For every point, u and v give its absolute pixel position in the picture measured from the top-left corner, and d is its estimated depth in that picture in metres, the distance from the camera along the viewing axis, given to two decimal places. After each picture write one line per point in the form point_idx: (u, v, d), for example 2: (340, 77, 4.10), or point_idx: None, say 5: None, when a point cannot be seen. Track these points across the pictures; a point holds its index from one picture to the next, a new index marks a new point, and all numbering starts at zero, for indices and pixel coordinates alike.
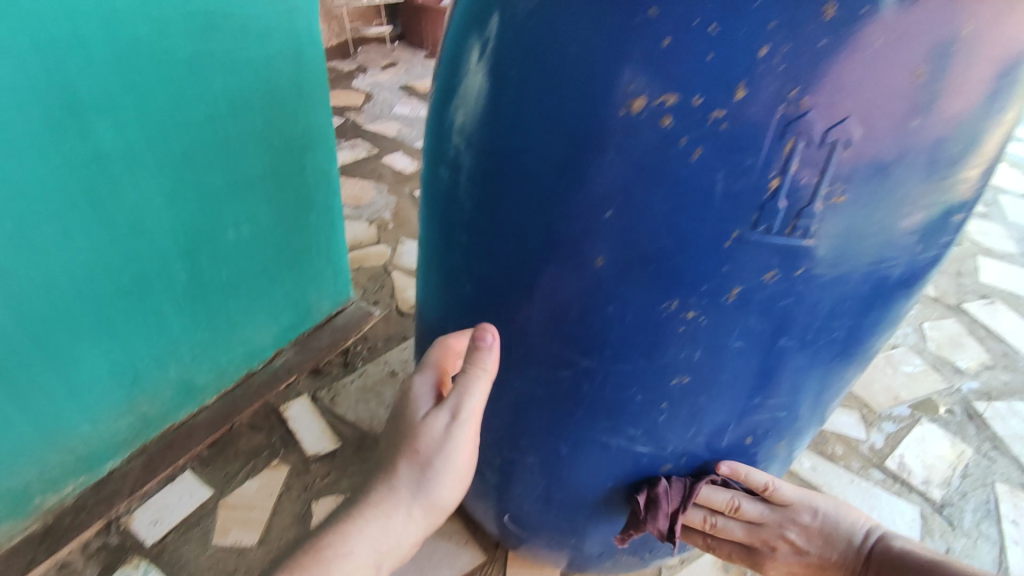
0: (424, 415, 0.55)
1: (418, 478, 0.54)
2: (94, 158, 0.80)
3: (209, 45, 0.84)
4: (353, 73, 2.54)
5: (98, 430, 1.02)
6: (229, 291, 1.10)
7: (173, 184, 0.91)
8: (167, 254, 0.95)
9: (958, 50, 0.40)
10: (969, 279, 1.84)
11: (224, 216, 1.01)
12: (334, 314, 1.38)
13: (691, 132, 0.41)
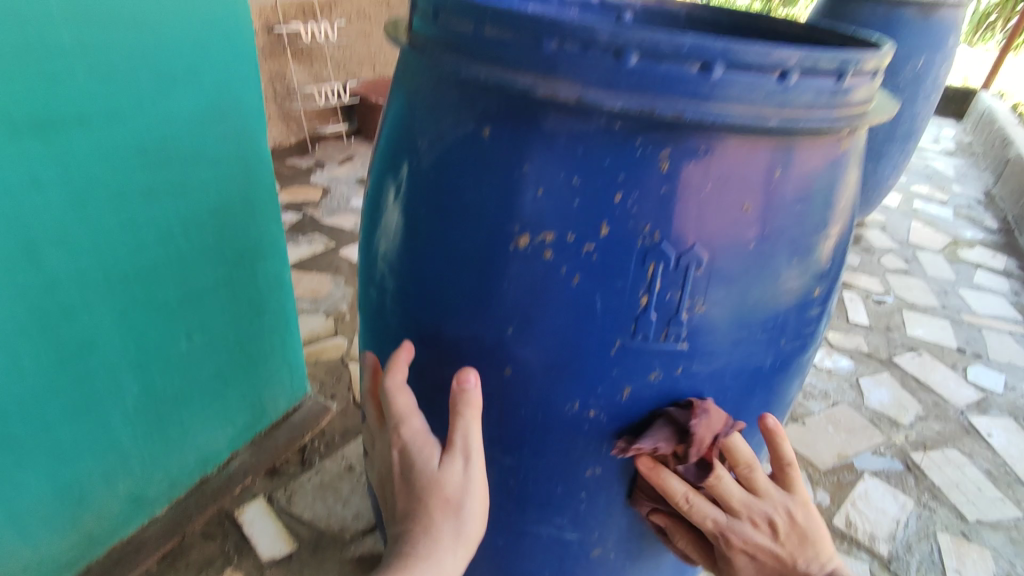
0: (437, 464, 0.54)
1: (455, 527, 0.52)
2: (44, 290, 0.84)
3: (158, 177, 0.92)
4: (312, 169, 2.66)
5: (41, 555, 1.00)
6: (183, 400, 1.12)
7: (125, 305, 0.95)
8: (118, 372, 0.98)
9: (776, 185, 0.50)
10: (898, 334, 1.97)
11: (176, 327, 1.04)
12: (292, 410, 1.40)
13: (571, 261, 0.49)
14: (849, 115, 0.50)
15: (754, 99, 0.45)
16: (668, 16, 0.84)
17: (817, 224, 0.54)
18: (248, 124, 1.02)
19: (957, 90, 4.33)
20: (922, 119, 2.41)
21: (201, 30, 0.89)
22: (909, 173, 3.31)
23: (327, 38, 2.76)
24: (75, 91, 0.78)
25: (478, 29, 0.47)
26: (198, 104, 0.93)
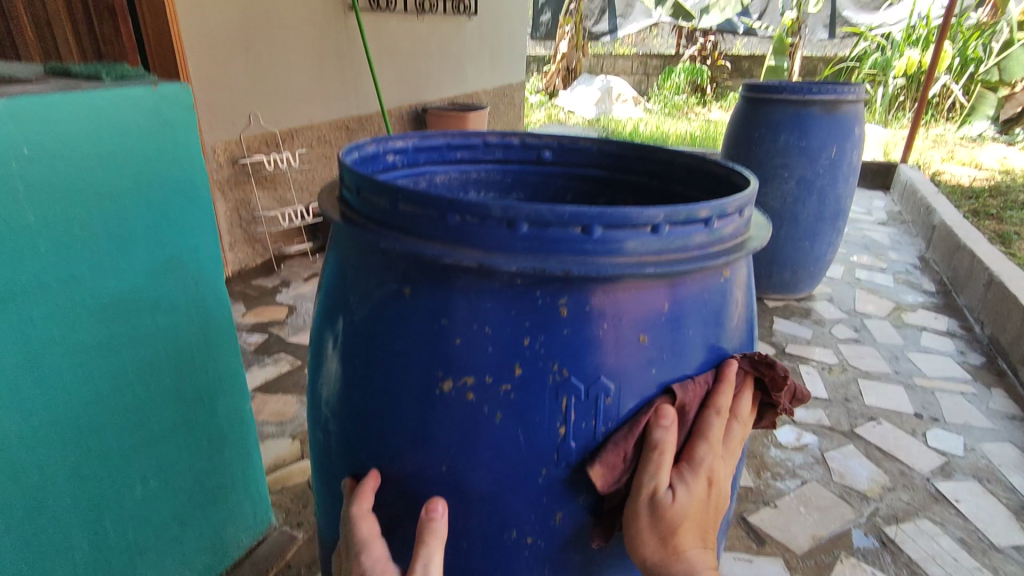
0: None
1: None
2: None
3: (116, 331, 0.95)
4: (277, 288, 2.72)
5: None
6: (137, 550, 1.08)
7: (79, 459, 0.95)
8: (69, 529, 0.96)
9: (668, 317, 0.56)
10: (856, 404, 2.03)
11: (131, 474, 1.04)
12: (256, 544, 1.36)
13: (491, 400, 0.54)
14: (724, 253, 0.58)
15: (633, 252, 0.52)
16: (582, 151, 0.95)
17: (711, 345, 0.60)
18: (206, 269, 1.08)
19: (879, 164, 4.71)
20: (847, 199, 2.61)
21: (156, 192, 0.96)
22: (848, 245, 3.53)
23: (290, 164, 2.92)
24: (37, 264, 0.82)
25: (394, 204, 0.54)
26: (158, 259, 0.98)
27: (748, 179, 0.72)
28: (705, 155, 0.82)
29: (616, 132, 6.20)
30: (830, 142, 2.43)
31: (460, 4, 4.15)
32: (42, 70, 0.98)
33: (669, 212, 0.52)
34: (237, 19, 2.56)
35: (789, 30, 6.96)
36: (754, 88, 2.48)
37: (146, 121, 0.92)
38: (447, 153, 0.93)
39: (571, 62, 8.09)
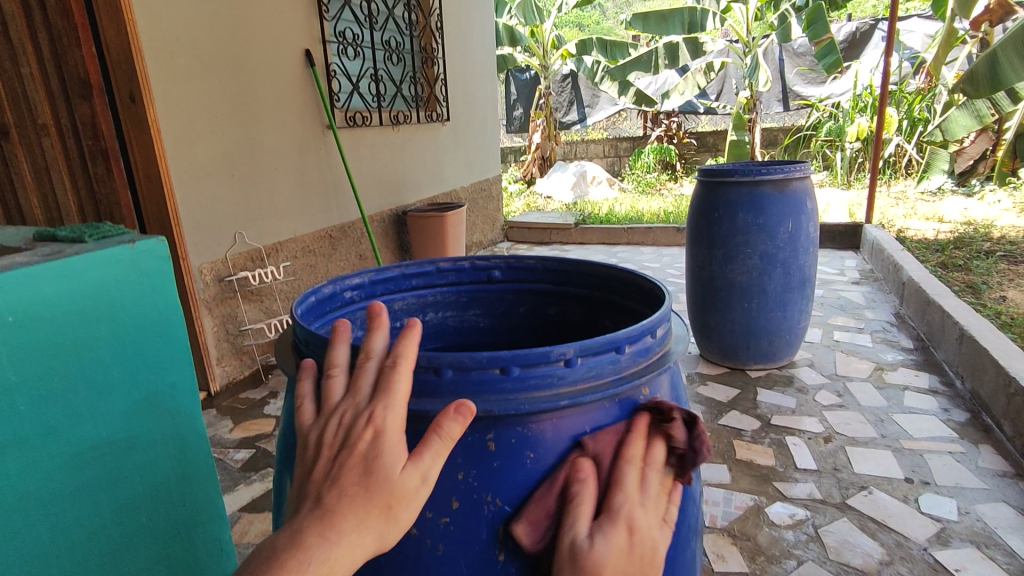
0: (400, 470, 0.51)
1: (383, 528, 0.50)
2: None
3: (96, 473, 0.98)
4: (266, 399, 2.73)
5: None
6: None
7: None
8: None
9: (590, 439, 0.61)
10: (846, 473, 2.02)
11: None
12: None
13: (433, 533, 0.58)
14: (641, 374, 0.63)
15: (551, 385, 0.58)
16: (526, 268, 1.03)
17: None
18: (181, 401, 1.12)
19: (847, 225, 4.89)
20: (811, 268, 2.72)
21: (134, 338, 1.02)
22: (824, 307, 3.61)
23: (275, 277, 3.02)
24: (17, 423, 0.86)
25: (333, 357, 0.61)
26: (134, 397, 1.03)
27: (666, 294, 0.79)
28: (634, 269, 0.90)
29: (593, 214, 6.43)
30: (786, 217, 2.56)
31: (433, 112, 4.45)
32: (31, 235, 1.07)
33: (578, 346, 0.58)
34: (221, 150, 2.74)
35: (746, 107, 7.41)
36: (709, 174, 2.64)
37: (124, 276, 1.00)
38: (403, 281, 1.01)
39: (546, 151, 8.51)
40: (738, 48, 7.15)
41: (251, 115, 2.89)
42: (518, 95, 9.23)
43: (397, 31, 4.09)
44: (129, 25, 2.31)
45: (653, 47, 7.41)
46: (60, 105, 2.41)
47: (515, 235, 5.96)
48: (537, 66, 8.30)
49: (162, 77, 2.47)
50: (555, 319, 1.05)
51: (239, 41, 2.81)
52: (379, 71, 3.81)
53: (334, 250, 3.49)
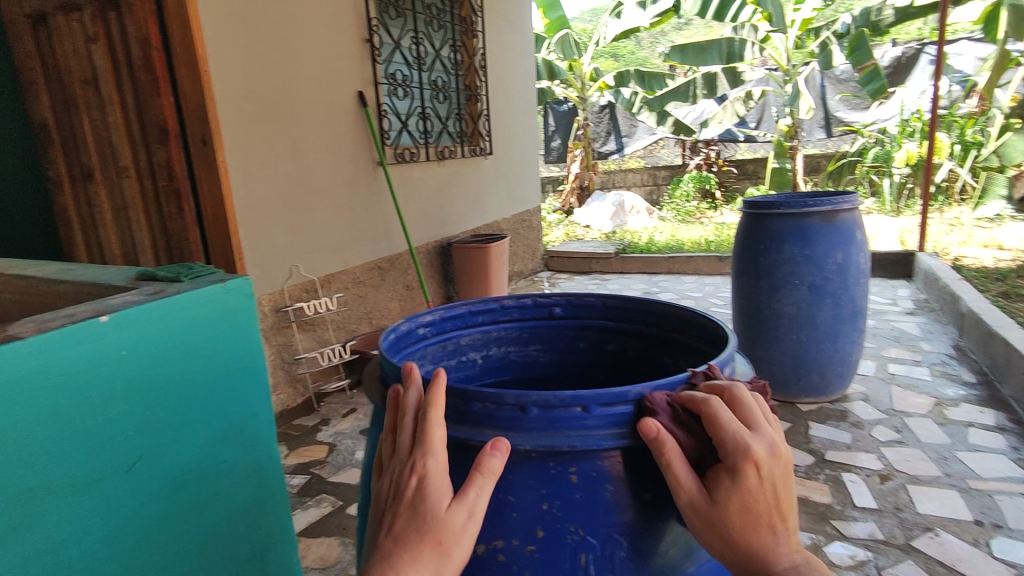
0: (445, 507, 0.57)
1: (439, 563, 0.56)
2: None
3: (184, 495, 1.05)
4: (318, 426, 2.83)
5: None
6: None
7: None
8: None
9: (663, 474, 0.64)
10: (910, 513, 1.95)
11: None
12: None
13: (518, 559, 0.62)
14: None
15: (627, 423, 0.62)
16: (586, 306, 1.08)
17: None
18: (259, 428, 1.19)
19: (898, 254, 4.77)
20: (863, 299, 2.67)
21: (222, 370, 1.10)
22: (877, 339, 3.51)
23: (329, 308, 3.14)
24: (122, 448, 0.94)
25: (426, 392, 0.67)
26: (219, 424, 1.10)
27: (730, 335, 0.82)
28: (694, 309, 0.94)
29: (633, 243, 6.45)
30: (834, 248, 2.54)
31: (476, 147, 4.59)
32: (133, 275, 1.18)
33: (652, 385, 0.63)
34: (279, 188, 2.90)
35: (787, 135, 7.35)
36: (753, 205, 2.65)
37: (213, 313, 1.08)
38: (470, 317, 1.06)
39: (584, 180, 8.61)
40: (778, 77, 7.15)
41: (306, 155, 3.05)
42: (556, 127, 9.40)
43: (444, 70, 4.26)
44: (204, 76, 2.50)
45: (692, 78, 7.48)
46: (139, 149, 2.60)
47: (555, 264, 6.02)
48: (575, 98, 8.46)
49: (230, 122, 2.64)
50: (613, 354, 1.08)
51: (297, 86, 2.99)
52: (426, 110, 3.96)
53: (383, 281, 3.61)
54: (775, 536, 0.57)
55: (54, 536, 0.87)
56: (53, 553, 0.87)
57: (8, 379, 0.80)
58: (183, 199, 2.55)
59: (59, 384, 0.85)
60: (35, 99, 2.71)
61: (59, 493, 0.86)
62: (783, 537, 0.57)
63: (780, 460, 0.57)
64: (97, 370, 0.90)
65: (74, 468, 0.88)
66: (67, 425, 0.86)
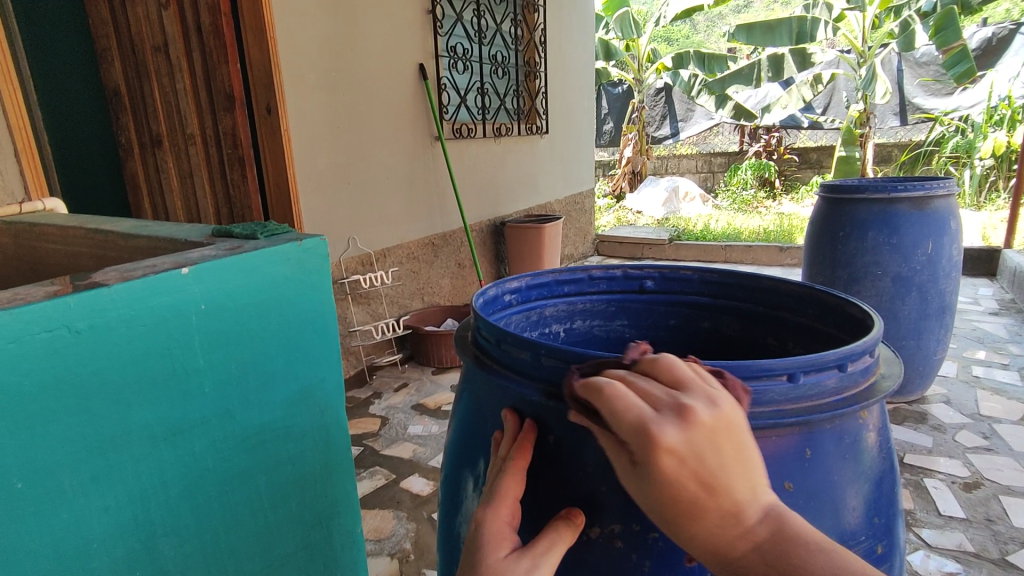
0: (501, 557, 0.53)
1: None
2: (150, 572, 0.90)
3: (256, 454, 1.02)
4: (370, 399, 2.84)
5: None
6: None
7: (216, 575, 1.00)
8: None
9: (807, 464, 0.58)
10: (1003, 526, 1.79)
11: None
12: None
13: (639, 547, 0.57)
14: (862, 393, 0.59)
15: (772, 402, 0.55)
16: (682, 279, 0.99)
17: (853, 473, 0.60)
18: (328, 391, 1.15)
19: (981, 250, 4.43)
20: (952, 294, 2.48)
21: (295, 331, 1.06)
22: (958, 339, 3.27)
23: (383, 282, 3.14)
24: (199, 401, 0.92)
25: (535, 358, 0.60)
26: (290, 386, 1.07)
27: (869, 315, 0.73)
28: (815, 284, 0.84)
29: (688, 231, 6.24)
30: (925, 238, 2.34)
31: (533, 125, 4.49)
32: (209, 231, 1.16)
33: (801, 362, 0.55)
34: (338, 159, 2.88)
35: (857, 122, 6.92)
36: (833, 189, 2.47)
37: (289, 271, 1.04)
38: (556, 287, 0.99)
39: (636, 165, 8.37)
40: (851, 59, 6.74)
41: (366, 127, 3.02)
42: (609, 109, 9.16)
43: (504, 46, 4.15)
44: (269, 43, 2.48)
45: (756, 60, 7.11)
46: (206, 117, 2.62)
47: (606, 249, 5.89)
48: (631, 81, 8.19)
49: (293, 91, 2.63)
50: (709, 333, 0.99)
51: (359, 56, 2.95)
52: (485, 85, 3.88)
53: (436, 257, 3.58)
54: (726, 517, 0.44)
55: (135, 485, 0.85)
56: (133, 502, 0.86)
57: (95, 327, 0.77)
58: (247, 166, 2.56)
59: (142, 334, 0.83)
60: (109, 66, 2.77)
61: (139, 443, 0.85)
62: (746, 520, 0.45)
63: (698, 430, 0.44)
64: (177, 323, 0.87)
65: (154, 419, 0.86)
66: (148, 376, 0.84)
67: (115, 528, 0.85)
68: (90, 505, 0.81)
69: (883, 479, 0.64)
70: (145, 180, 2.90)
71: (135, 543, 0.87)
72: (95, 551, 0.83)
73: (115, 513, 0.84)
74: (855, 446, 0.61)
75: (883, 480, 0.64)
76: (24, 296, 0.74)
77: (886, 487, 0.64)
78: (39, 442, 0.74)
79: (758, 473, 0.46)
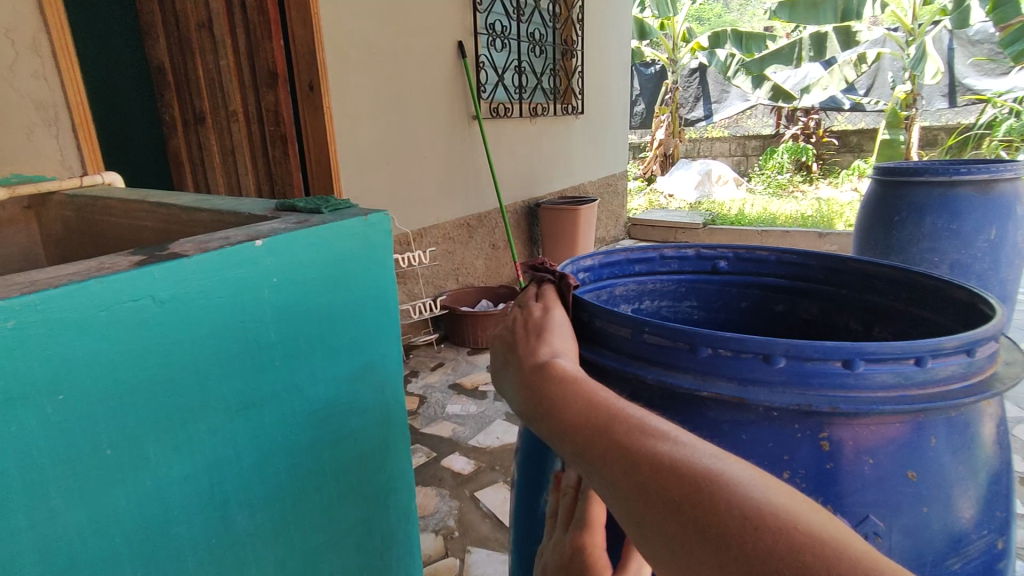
0: None
1: None
2: (223, 541, 0.91)
3: (317, 430, 1.02)
4: (408, 378, 2.86)
5: None
6: None
7: (277, 547, 1.00)
8: None
9: (930, 453, 0.55)
10: None
11: (318, 562, 1.08)
12: None
13: None
14: (986, 376, 0.56)
15: (897, 386, 0.52)
16: (758, 260, 0.96)
17: (972, 464, 0.57)
18: (386, 365, 1.14)
19: None
20: (1013, 282, 2.37)
21: (359, 309, 1.06)
22: (1013, 330, 3.14)
23: (421, 262, 3.14)
24: (266, 377, 0.92)
25: (637, 335, 0.59)
26: (350, 361, 1.06)
27: (985, 300, 0.69)
28: (911, 266, 0.81)
29: (723, 215, 6.11)
30: (987, 223, 2.23)
31: (568, 105, 4.42)
32: (270, 206, 1.16)
33: (931, 348, 0.52)
34: (379, 137, 2.88)
35: (904, 103, 6.64)
36: (889, 172, 2.37)
37: (355, 248, 1.03)
38: (626, 266, 0.97)
39: (669, 148, 8.22)
40: (899, 37, 6.43)
41: (404, 103, 3.00)
42: (641, 90, 8.98)
43: (541, 23, 4.08)
44: (315, 19, 2.47)
45: (798, 38, 6.87)
46: (249, 93, 2.62)
47: (639, 233, 5.82)
48: (665, 61, 8.00)
49: (337, 66, 2.62)
50: (784, 316, 0.96)
51: (399, 31, 2.91)
52: (523, 64, 3.82)
53: (472, 238, 3.57)
54: (508, 361, 0.58)
55: (210, 455, 0.86)
56: (207, 473, 0.86)
57: (176, 297, 0.77)
58: (289, 144, 2.57)
59: (220, 307, 0.83)
60: (153, 43, 2.79)
61: (216, 414, 0.85)
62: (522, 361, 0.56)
63: (502, 322, 0.66)
64: (251, 296, 0.87)
65: (228, 392, 0.86)
66: (226, 348, 0.85)
67: (192, 495, 0.85)
68: (171, 473, 0.82)
69: (1002, 475, 0.60)
70: (188, 157, 2.93)
71: (210, 511, 0.88)
72: (176, 517, 0.84)
73: (194, 481, 0.85)
74: (973, 437, 0.58)
75: (1002, 476, 0.61)
76: (111, 265, 0.75)
77: (1004, 484, 0.61)
78: (126, 410, 0.75)
79: (541, 336, 0.59)
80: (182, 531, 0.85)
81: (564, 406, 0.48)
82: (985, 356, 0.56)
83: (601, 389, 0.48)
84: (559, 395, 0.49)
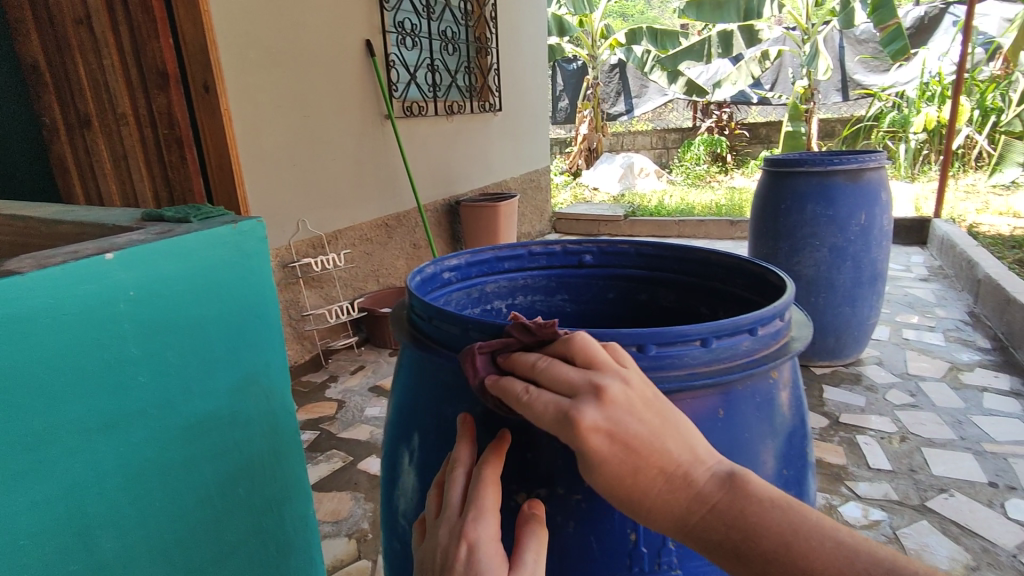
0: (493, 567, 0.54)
1: None
2: (88, 565, 0.89)
3: (196, 444, 1.00)
4: (326, 383, 2.81)
5: None
6: None
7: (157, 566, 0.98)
8: None
9: (722, 423, 0.61)
10: (923, 475, 1.93)
11: None
12: None
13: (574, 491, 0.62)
14: (771, 352, 0.63)
15: (685, 364, 0.57)
16: (619, 253, 1.02)
17: (764, 429, 0.64)
18: (269, 371, 1.13)
19: (913, 220, 4.67)
20: (883, 263, 2.61)
21: (237, 317, 1.05)
22: (892, 304, 3.46)
23: (336, 264, 3.09)
24: (128, 396, 0.89)
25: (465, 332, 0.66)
26: (229, 370, 1.05)
27: (786, 283, 0.77)
28: (740, 256, 0.89)
29: (643, 207, 6.34)
30: (859, 209, 2.45)
31: (486, 103, 4.45)
32: (138, 216, 1.12)
33: (712, 328, 0.58)
34: (285, 139, 2.81)
35: (803, 97, 7.09)
36: (775, 163, 2.54)
37: (227, 255, 1.02)
38: (496, 264, 1.01)
39: (592, 142, 8.42)
40: (797, 36, 6.88)
41: (310, 103, 2.93)
42: (564, 86, 9.14)
43: (452, 21, 4.08)
44: (205, 17, 2.37)
45: (707, 35, 7.22)
46: (138, 95, 2.48)
47: (563, 227, 5.94)
48: (585, 57, 8.17)
49: (232, 67, 2.53)
50: (645, 305, 1.02)
51: (300, 28, 2.84)
52: (435, 62, 3.82)
53: (390, 238, 3.55)
54: (679, 482, 0.48)
55: (66, 481, 0.83)
56: (64, 498, 0.84)
57: (12, 317, 0.74)
58: (186, 148, 2.45)
59: (68, 324, 0.80)
60: (25, 39, 2.59)
61: (71, 437, 0.83)
62: (694, 480, 0.48)
63: (615, 406, 0.49)
64: (106, 311, 0.84)
65: (86, 414, 0.84)
66: (79, 366, 0.82)
67: (43, 522, 0.82)
68: (18, 501, 0.79)
69: (795, 437, 0.68)
70: (75, 163, 2.76)
71: (68, 536, 0.85)
72: (26, 546, 0.81)
73: (46, 507, 0.82)
74: (769, 405, 0.64)
75: (796, 437, 0.68)
76: None
77: (798, 444, 0.68)
78: None
79: (692, 439, 0.50)
80: (32, 560, 0.82)
81: (815, 560, 0.45)
82: (770, 333, 0.63)
83: (843, 536, 0.46)
84: (806, 549, 0.46)
